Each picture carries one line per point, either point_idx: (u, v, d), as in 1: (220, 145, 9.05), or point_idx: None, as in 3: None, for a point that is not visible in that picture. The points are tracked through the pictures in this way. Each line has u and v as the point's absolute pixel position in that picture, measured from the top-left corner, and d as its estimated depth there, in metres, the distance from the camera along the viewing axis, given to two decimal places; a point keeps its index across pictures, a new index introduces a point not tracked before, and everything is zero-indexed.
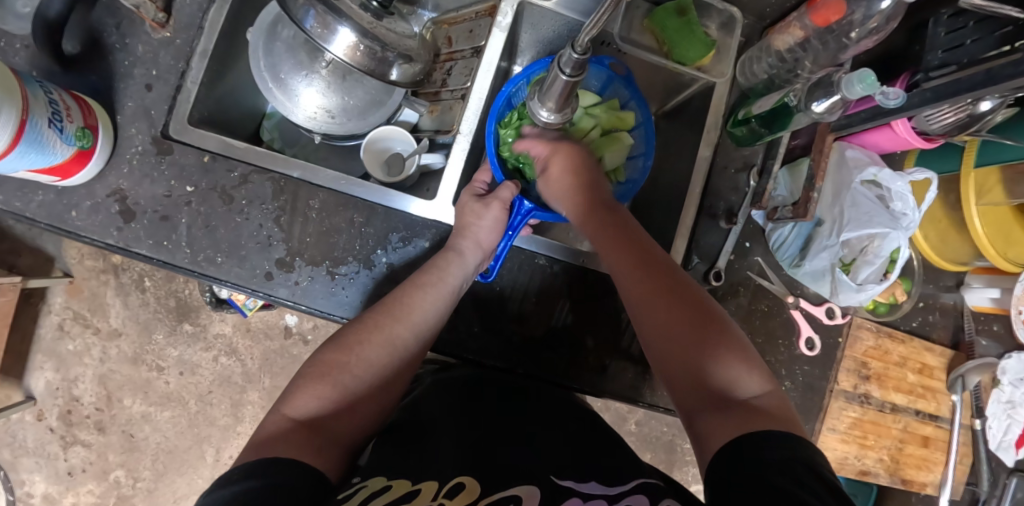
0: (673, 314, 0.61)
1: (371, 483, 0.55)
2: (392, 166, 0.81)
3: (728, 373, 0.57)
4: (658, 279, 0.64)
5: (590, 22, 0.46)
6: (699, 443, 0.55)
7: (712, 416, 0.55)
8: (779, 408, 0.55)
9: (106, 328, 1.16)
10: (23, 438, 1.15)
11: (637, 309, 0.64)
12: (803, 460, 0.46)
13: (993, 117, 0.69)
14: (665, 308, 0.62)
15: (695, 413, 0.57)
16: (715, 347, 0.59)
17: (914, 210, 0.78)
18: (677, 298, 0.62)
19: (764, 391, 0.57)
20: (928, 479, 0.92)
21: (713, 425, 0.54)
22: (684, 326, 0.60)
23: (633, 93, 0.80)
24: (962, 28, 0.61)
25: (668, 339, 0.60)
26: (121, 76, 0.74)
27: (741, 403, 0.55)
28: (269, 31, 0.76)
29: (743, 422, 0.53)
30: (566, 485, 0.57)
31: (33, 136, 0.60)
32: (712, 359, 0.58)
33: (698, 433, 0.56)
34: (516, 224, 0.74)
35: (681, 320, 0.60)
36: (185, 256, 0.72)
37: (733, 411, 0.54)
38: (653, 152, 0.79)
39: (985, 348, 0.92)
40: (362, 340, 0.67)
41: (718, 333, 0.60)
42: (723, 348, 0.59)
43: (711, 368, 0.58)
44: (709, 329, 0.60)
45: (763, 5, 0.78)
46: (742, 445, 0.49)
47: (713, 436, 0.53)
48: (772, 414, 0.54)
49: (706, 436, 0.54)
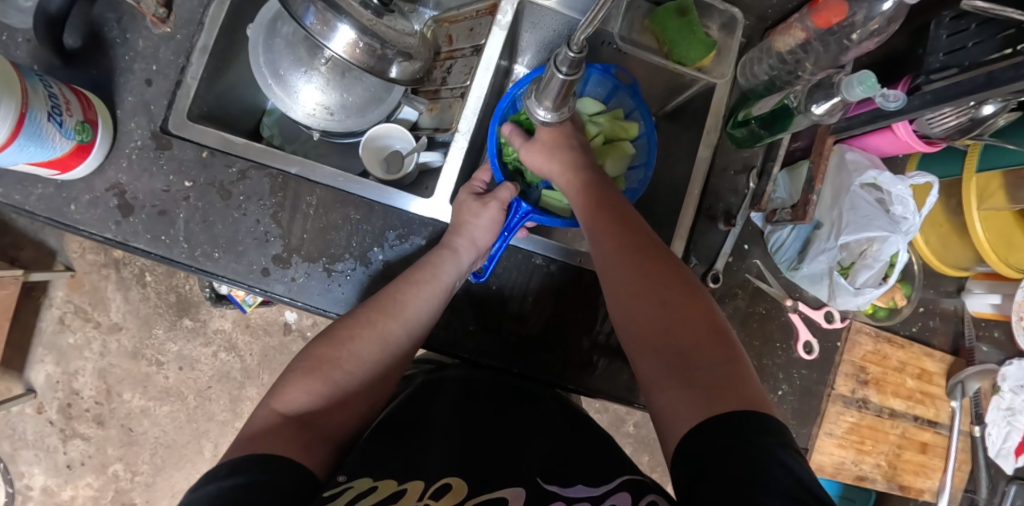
0: (643, 288, 0.60)
1: (357, 484, 0.55)
2: (392, 163, 0.81)
3: (695, 346, 0.55)
4: (631, 252, 0.62)
5: (586, 20, 0.46)
6: (664, 422, 0.53)
7: (677, 393, 0.53)
8: (749, 380, 0.52)
9: (106, 322, 1.16)
10: (23, 431, 1.16)
11: (609, 284, 0.63)
12: (773, 452, 0.46)
13: (996, 121, 0.68)
14: (635, 282, 0.60)
15: (658, 388, 0.55)
16: (685, 321, 0.57)
17: (915, 215, 0.77)
18: (648, 272, 0.61)
19: (732, 362, 0.54)
20: (925, 485, 0.91)
21: (675, 401, 0.52)
22: (653, 300, 0.59)
23: (637, 103, 0.80)
24: (964, 31, 0.61)
25: (637, 314, 0.59)
26: (121, 71, 0.74)
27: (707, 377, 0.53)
28: (269, 27, 0.76)
29: (705, 399, 0.50)
30: (551, 490, 0.57)
31: (33, 130, 0.61)
32: (678, 331, 0.56)
33: (663, 411, 0.53)
34: (513, 224, 0.75)
35: (650, 295, 0.59)
36: (182, 250, 0.73)
37: (695, 384, 0.52)
38: (654, 161, 0.79)
39: (985, 354, 0.91)
40: (354, 335, 0.67)
41: (688, 307, 0.58)
42: (690, 319, 0.57)
43: (677, 340, 0.56)
44: (677, 302, 0.58)
45: (765, 6, 0.77)
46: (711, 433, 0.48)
47: (676, 414, 0.52)
48: (738, 387, 0.51)
49: (671, 415, 0.52)
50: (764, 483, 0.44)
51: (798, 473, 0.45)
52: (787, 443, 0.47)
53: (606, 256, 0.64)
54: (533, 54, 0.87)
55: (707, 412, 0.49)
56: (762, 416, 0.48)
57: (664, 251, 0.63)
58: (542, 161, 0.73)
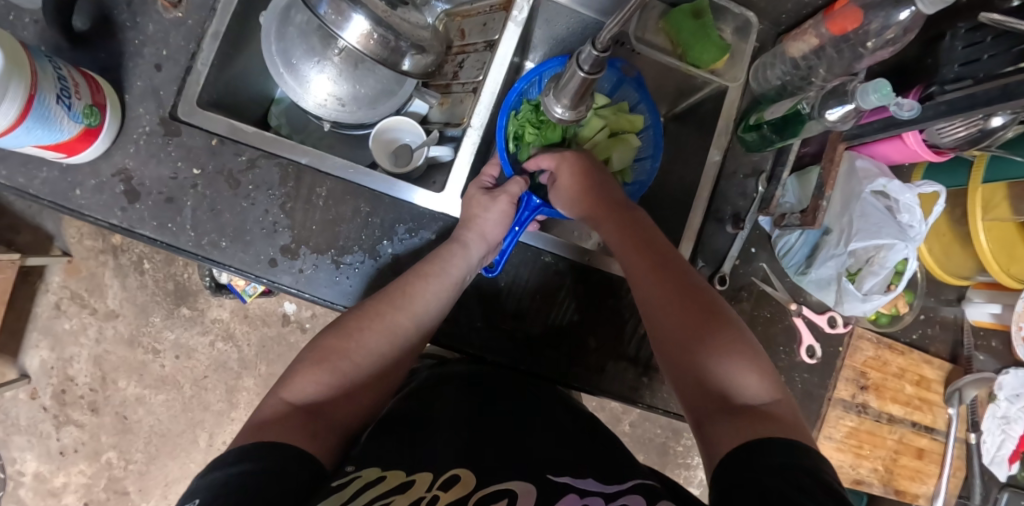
0: (688, 315, 0.60)
1: (365, 473, 0.54)
2: (400, 155, 0.80)
3: (739, 378, 0.57)
4: (673, 282, 0.63)
5: (612, 21, 0.46)
6: (706, 448, 0.54)
7: (725, 422, 0.54)
8: (789, 416, 0.54)
9: (103, 309, 1.15)
10: (15, 416, 1.15)
11: (649, 306, 0.63)
12: (815, 470, 0.46)
13: (1005, 133, 0.69)
14: (681, 313, 0.61)
15: (704, 417, 0.56)
16: (729, 351, 0.58)
17: (921, 223, 0.79)
18: (691, 304, 0.61)
19: (775, 399, 0.56)
20: (920, 490, 0.92)
21: (724, 429, 0.53)
22: (699, 329, 0.59)
23: (643, 96, 0.81)
24: (980, 43, 0.61)
25: (683, 344, 0.59)
26: (130, 55, 0.73)
27: (753, 409, 0.55)
28: (282, 15, 0.75)
29: (755, 429, 0.52)
30: (562, 482, 0.57)
31: (40, 112, 0.60)
32: (723, 360, 0.58)
33: (707, 438, 0.54)
34: (523, 219, 0.75)
35: (695, 324, 0.60)
36: (189, 239, 0.72)
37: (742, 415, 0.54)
38: (661, 155, 0.80)
39: (982, 363, 0.91)
40: (363, 327, 0.66)
41: (732, 336, 0.59)
42: (734, 351, 0.58)
43: (725, 373, 0.57)
44: (723, 332, 0.59)
45: (779, 12, 0.78)
46: (754, 449, 0.48)
47: (720, 439, 0.53)
48: (784, 421, 0.53)
49: (715, 441, 0.53)
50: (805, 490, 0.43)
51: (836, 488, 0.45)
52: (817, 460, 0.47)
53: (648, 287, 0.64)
54: (544, 52, 0.86)
55: (755, 437, 0.50)
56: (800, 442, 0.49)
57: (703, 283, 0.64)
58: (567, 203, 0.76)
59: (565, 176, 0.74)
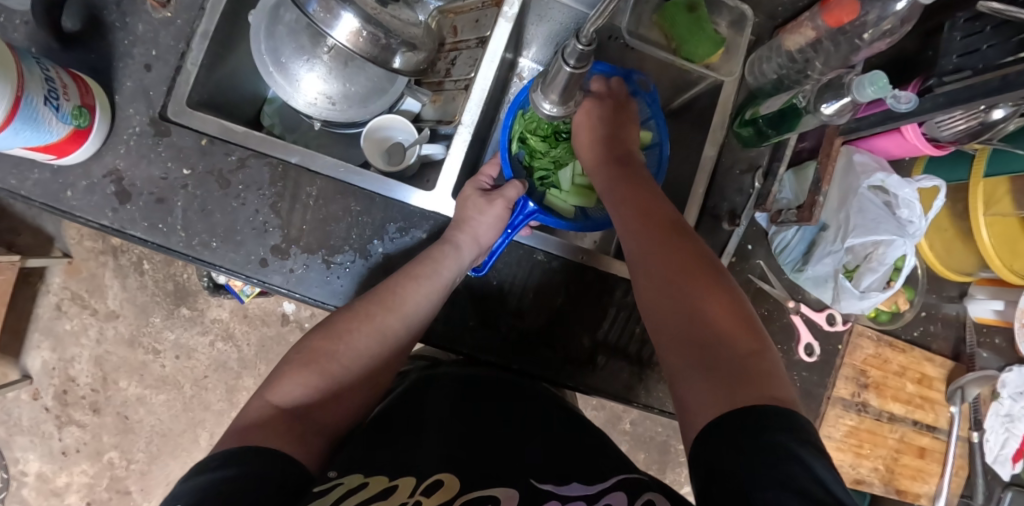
0: (671, 272, 0.58)
1: (348, 480, 0.54)
2: (393, 154, 0.80)
3: (720, 333, 0.54)
4: (659, 239, 0.61)
5: (596, 12, 0.45)
6: (683, 412, 0.52)
7: (700, 383, 0.52)
8: (771, 373, 0.51)
9: (104, 309, 1.16)
10: (18, 416, 1.15)
11: (636, 265, 0.62)
12: (790, 448, 0.43)
13: (1006, 126, 0.67)
14: (664, 269, 0.59)
15: (679, 375, 0.54)
16: (709, 306, 0.55)
17: (921, 219, 0.77)
18: (675, 260, 0.59)
19: (757, 354, 0.53)
20: (922, 490, 0.91)
21: (698, 390, 0.51)
22: (680, 285, 0.57)
23: (654, 112, 0.79)
24: (979, 33, 0.60)
25: (664, 303, 0.58)
26: (120, 56, 0.73)
27: (730, 364, 0.52)
28: (271, 14, 0.75)
29: (728, 390, 0.49)
30: (545, 489, 0.56)
31: (28, 113, 0.59)
32: (704, 316, 0.55)
33: (683, 401, 0.53)
34: (516, 223, 0.74)
35: (678, 283, 0.58)
36: (180, 239, 0.72)
37: (718, 374, 0.51)
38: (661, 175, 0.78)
39: (985, 360, 0.90)
40: (352, 328, 0.66)
41: (714, 292, 0.56)
42: (714, 305, 0.56)
43: (703, 328, 0.54)
44: (705, 287, 0.57)
45: (774, 4, 0.77)
46: (729, 421, 0.47)
47: (696, 403, 0.51)
48: (760, 380, 0.50)
49: (691, 405, 0.51)
50: (779, 482, 0.42)
51: (818, 474, 0.42)
52: (806, 440, 0.44)
53: (634, 244, 0.63)
54: (539, 47, 0.86)
55: (729, 405, 0.48)
56: (779, 412, 0.46)
57: (692, 239, 0.61)
58: (582, 142, 0.76)
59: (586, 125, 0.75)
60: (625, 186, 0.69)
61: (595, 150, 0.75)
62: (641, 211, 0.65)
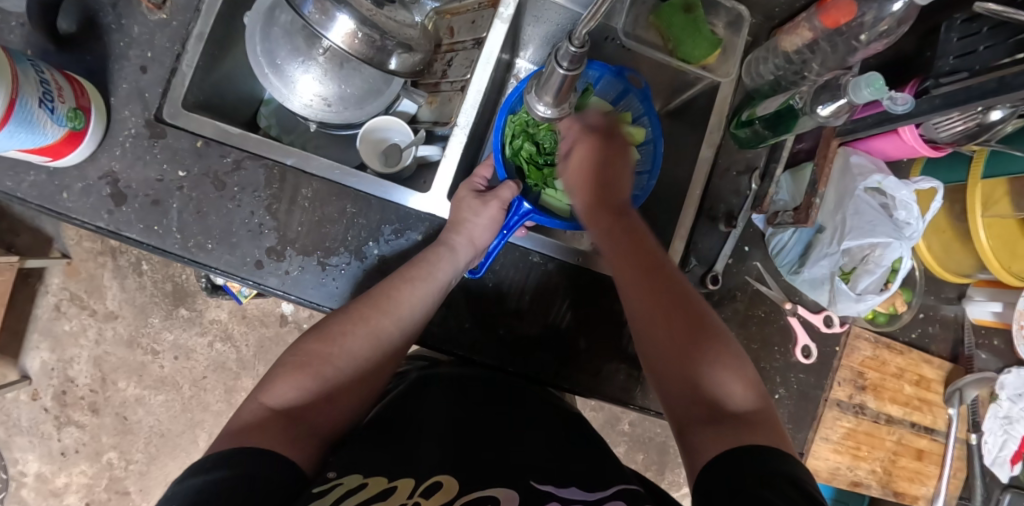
0: (675, 323, 0.59)
1: (347, 481, 0.54)
2: (389, 156, 0.80)
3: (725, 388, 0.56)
4: (663, 286, 0.60)
5: (588, 14, 0.45)
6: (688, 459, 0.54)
7: (707, 433, 0.53)
8: (772, 426, 0.54)
9: (103, 310, 1.16)
10: (17, 417, 1.15)
11: (637, 312, 0.61)
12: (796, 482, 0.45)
13: (1004, 127, 0.68)
14: (670, 326, 0.59)
15: (688, 430, 0.55)
16: (714, 359, 0.57)
17: (918, 221, 0.77)
18: (679, 312, 0.59)
19: (759, 407, 0.56)
20: (920, 492, 0.90)
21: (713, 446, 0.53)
22: (685, 338, 0.58)
23: (648, 108, 0.78)
24: (975, 34, 0.60)
25: (669, 362, 0.58)
26: (115, 58, 0.73)
27: (736, 418, 0.54)
28: (267, 16, 0.75)
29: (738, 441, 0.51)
30: (544, 490, 0.56)
31: (23, 116, 0.59)
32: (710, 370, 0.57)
33: (687, 448, 0.54)
34: (512, 223, 0.73)
35: (684, 335, 0.58)
36: (175, 241, 0.72)
37: (726, 428, 0.53)
38: (658, 172, 0.76)
39: (984, 361, 0.90)
40: (348, 331, 0.66)
41: (719, 347, 0.58)
42: (719, 362, 0.57)
43: (711, 391, 0.56)
44: (709, 341, 0.58)
45: (772, 5, 0.76)
46: (736, 460, 0.48)
47: (703, 451, 0.52)
48: (766, 434, 0.53)
49: (696, 451, 0.53)
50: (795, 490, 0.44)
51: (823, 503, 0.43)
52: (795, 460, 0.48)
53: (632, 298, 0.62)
54: (535, 48, 0.85)
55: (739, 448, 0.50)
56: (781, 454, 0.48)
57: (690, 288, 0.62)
58: None
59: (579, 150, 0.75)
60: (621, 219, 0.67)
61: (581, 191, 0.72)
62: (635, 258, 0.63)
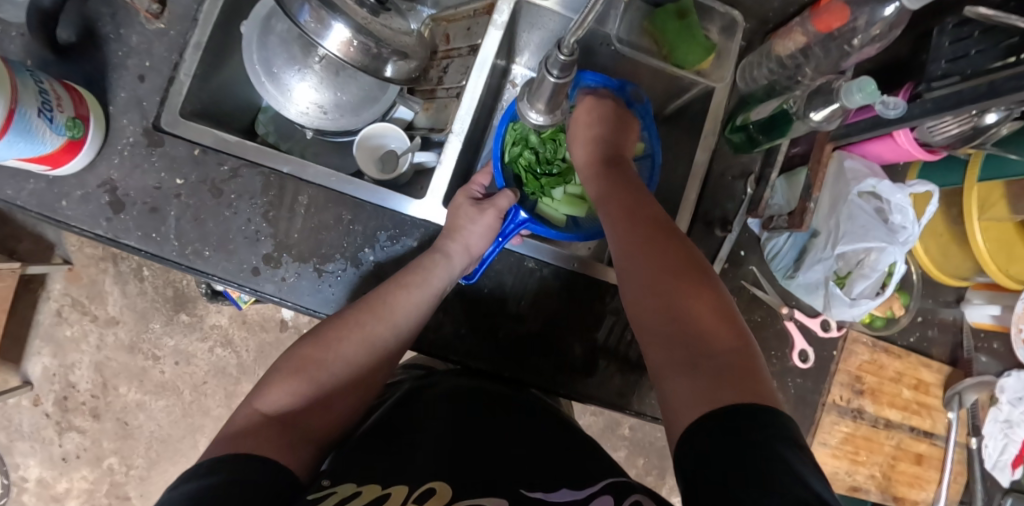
0: (655, 270, 0.58)
1: (341, 490, 0.54)
2: (386, 162, 0.82)
3: (704, 329, 0.53)
4: (648, 237, 0.61)
5: (576, 22, 0.46)
6: (667, 407, 0.52)
7: (683, 377, 0.51)
8: (753, 366, 0.50)
9: (104, 316, 1.16)
10: (19, 423, 1.16)
11: (623, 265, 0.61)
12: (772, 444, 0.43)
13: (999, 130, 0.67)
14: (650, 272, 0.58)
15: (664, 375, 0.54)
16: (693, 302, 0.55)
17: (913, 224, 0.76)
18: (660, 258, 0.59)
19: (739, 347, 0.52)
20: (920, 497, 0.90)
21: (685, 388, 0.51)
22: (665, 283, 0.57)
23: (648, 124, 0.80)
24: (967, 38, 0.59)
25: (650, 307, 0.57)
26: (114, 67, 0.73)
27: (712, 358, 0.51)
28: (263, 24, 0.75)
29: (711, 384, 0.49)
30: (534, 497, 0.55)
31: (22, 126, 0.60)
32: (688, 312, 0.54)
33: (666, 396, 0.52)
34: (508, 231, 0.76)
35: (663, 281, 0.57)
36: (173, 248, 0.72)
37: (701, 370, 0.51)
38: (654, 184, 0.78)
39: (984, 365, 0.90)
40: (342, 337, 0.66)
41: (700, 292, 0.56)
42: (700, 304, 0.55)
43: (690, 331, 0.54)
44: (689, 285, 0.56)
45: (765, 10, 0.77)
46: (711, 419, 0.46)
47: (680, 400, 0.50)
48: (744, 374, 0.49)
49: (673, 400, 0.51)
50: (760, 478, 0.41)
51: (799, 469, 0.41)
52: (787, 437, 0.43)
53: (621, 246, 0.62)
54: (531, 54, 0.86)
55: (713, 398, 0.47)
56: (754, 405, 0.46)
57: (678, 237, 0.61)
58: (576, 139, 0.77)
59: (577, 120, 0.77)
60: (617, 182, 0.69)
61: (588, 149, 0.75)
62: (629, 209, 0.65)
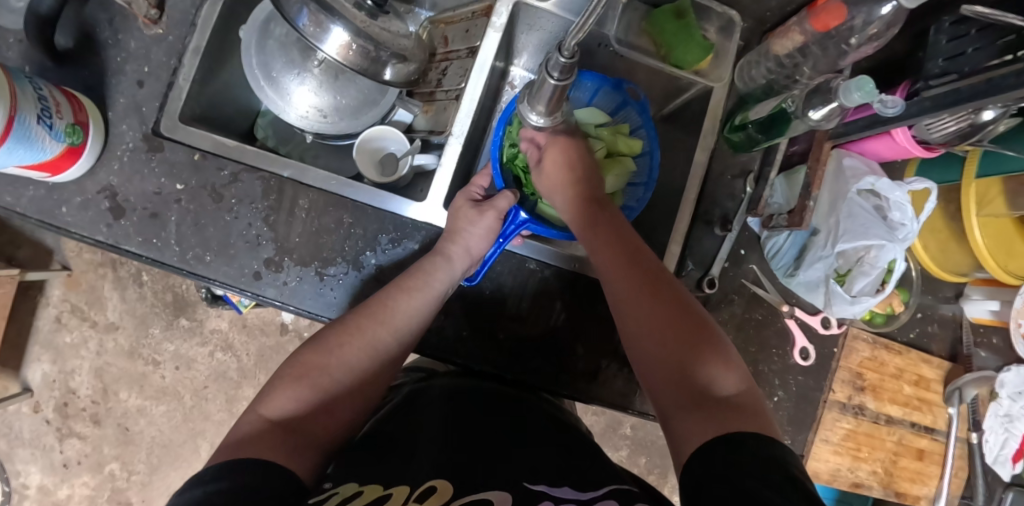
0: (656, 313, 0.60)
1: (342, 490, 0.55)
2: (386, 165, 0.80)
3: (708, 373, 0.55)
4: (645, 281, 0.62)
5: (576, 25, 0.46)
6: (675, 448, 0.53)
7: (691, 417, 0.53)
8: (756, 408, 0.53)
9: (103, 321, 1.16)
10: (20, 430, 1.16)
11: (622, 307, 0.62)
12: (781, 461, 0.44)
13: (996, 127, 0.68)
14: (651, 315, 0.60)
15: (670, 413, 0.55)
16: (695, 347, 0.57)
17: (912, 221, 0.78)
18: (660, 302, 0.60)
19: (742, 390, 0.55)
20: (922, 492, 0.91)
21: (694, 427, 0.52)
22: (666, 326, 0.59)
23: (645, 121, 0.79)
24: (964, 36, 0.60)
25: (653, 351, 0.58)
26: (112, 72, 0.73)
27: (719, 401, 0.53)
28: (262, 29, 0.75)
29: (718, 422, 0.50)
30: (537, 490, 0.56)
31: (21, 132, 0.60)
32: (692, 356, 0.56)
33: (673, 435, 0.53)
34: (509, 232, 0.75)
35: (665, 324, 0.59)
36: (174, 253, 0.72)
37: (708, 410, 0.52)
38: (654, 183, 0.78)
39: (983, 360, 0.90)
40: (344, 343, 0.66)
41: (701, 335, 0.58)
42: (701, 349, 0.57)
43: (695, 376, 0.55)
44: (690, 329, 0.58)
45: (763, 10, 0.77)
46: (717, 444, 0.47)
47: (688, 437, 0.51)
48: (750, 414, 0.52)
49: (682, 437, 0.52)
50: (769, 485, 0.42)
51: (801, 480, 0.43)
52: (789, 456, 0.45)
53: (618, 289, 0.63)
54: (530, 55, 0.86)
55: (722, 430, 0.49)
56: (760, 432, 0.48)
57: (672, 282, 0.63)
58: (550, 186, 0.74)
59: (550, 161, 0.74)
60: (608, 221, 0.69)
61: (565, 193, 0.74)
62: (622, 250, 0.65)
